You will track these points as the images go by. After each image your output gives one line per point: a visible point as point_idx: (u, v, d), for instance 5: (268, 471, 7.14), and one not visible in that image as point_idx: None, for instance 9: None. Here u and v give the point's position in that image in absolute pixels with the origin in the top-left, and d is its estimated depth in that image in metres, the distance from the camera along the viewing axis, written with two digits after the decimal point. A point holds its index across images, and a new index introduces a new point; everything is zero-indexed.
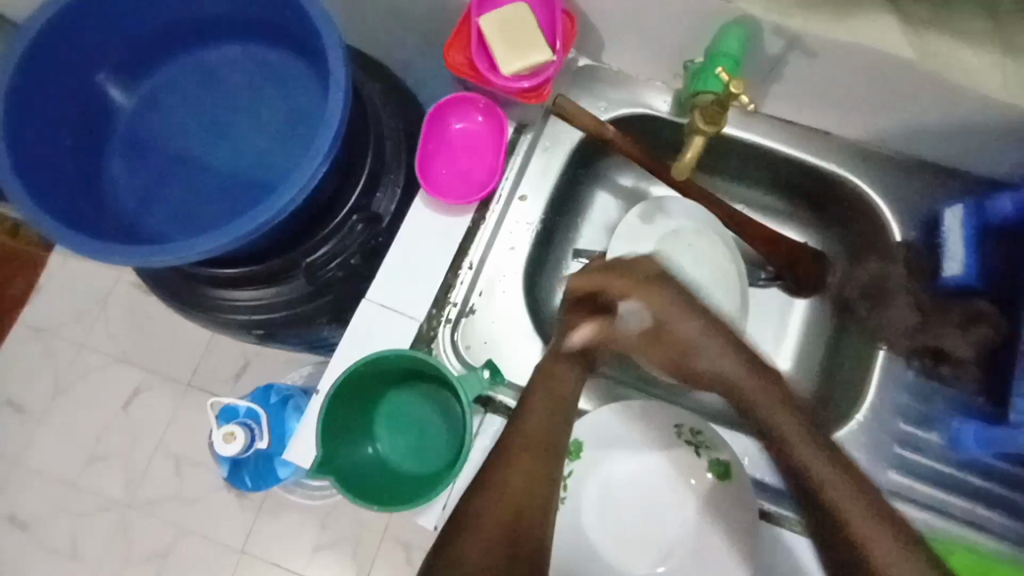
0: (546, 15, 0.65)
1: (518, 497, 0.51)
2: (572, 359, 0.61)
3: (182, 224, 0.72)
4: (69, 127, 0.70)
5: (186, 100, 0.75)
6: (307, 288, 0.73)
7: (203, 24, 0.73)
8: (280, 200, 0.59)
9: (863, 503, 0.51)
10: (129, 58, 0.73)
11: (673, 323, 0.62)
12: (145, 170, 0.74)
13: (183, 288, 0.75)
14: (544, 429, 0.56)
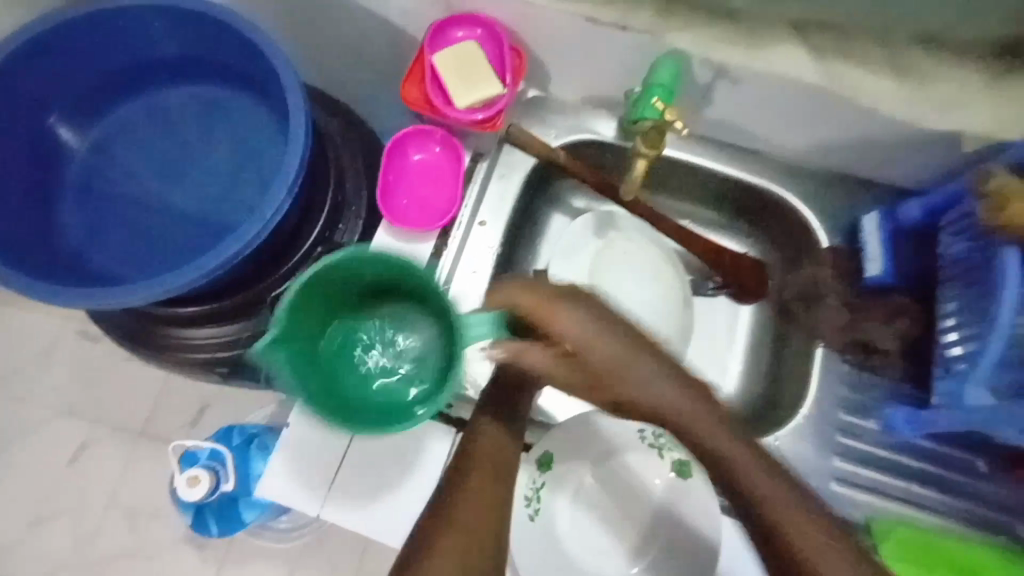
0: (494, 52, 0.68)
1: (475, 524, 0.51)
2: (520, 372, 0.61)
3: (137, 264, 0.71)
4: (17, 168, 0.69)
5: (138, 140, 0.75)
6: (273, 322, 0.73)
7: (162, 64, 0.74)
8: (245, 237, 0.60)
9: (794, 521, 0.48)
10: (80, 99, 0.72)
11: (589, 342, 0.53)
12: (96, 211, 0.73)
13: (139, 328, 0.74)
14: (497, 446, 0.57)
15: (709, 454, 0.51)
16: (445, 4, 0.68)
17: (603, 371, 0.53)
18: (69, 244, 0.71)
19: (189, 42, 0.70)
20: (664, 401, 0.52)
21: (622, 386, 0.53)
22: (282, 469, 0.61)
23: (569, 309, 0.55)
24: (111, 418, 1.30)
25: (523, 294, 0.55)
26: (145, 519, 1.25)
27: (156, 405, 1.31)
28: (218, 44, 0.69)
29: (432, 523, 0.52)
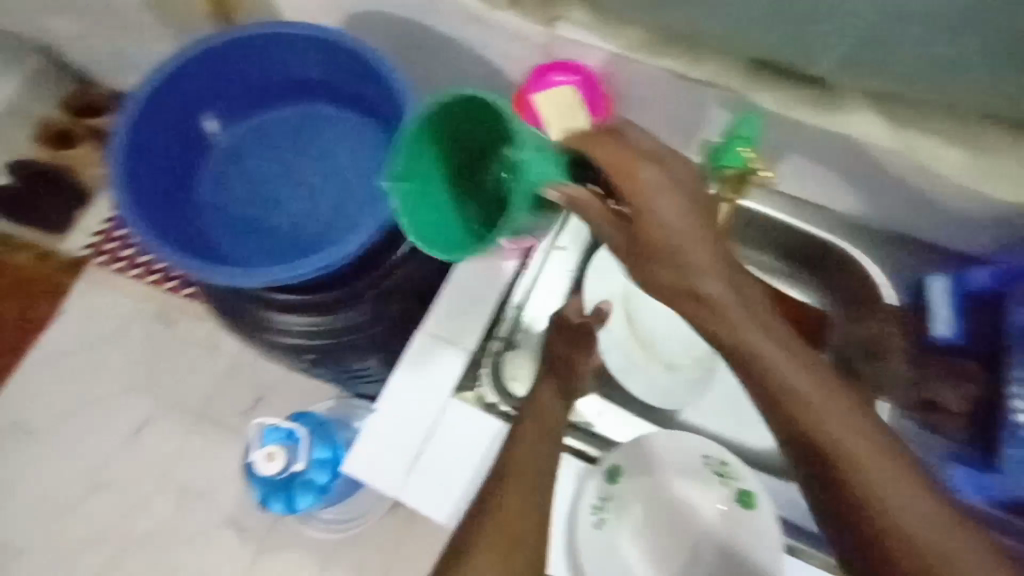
0: (587, 94, 0.73)
1: (517, 532, 0.57)
2: (553, 390, 0.66)
3: (253, 254, 0.81)
4: (170, 153, 0.80)
5: (268, 148, 0.86)
6: (363, 318, 0.81)
7: (301, 81, 0.84)
8: (358, 241, 0.68)
9: (851, 474, 0.46)
10: (229, 107, 0.84)
11: (653, 204, 0.51)
12: (224, 202, 0.84)
13: (237, 307, 0.81)
14: (535, 456, 0.61)
15: (782, 383, 0.48)
16: (548, 52, 0.77)
17: (709, 302, 0.49)
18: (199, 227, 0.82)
19: (325, 68, 0.80)
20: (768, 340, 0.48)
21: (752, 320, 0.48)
22: (363, 449, 0.67)
23: (667, 197, 0.51)
24: (177, 398, 1.40)
25: (607, 152, 0.53)
26: (195, 497, 1.34)
27: (217, 389, 1.40)
28: (350, 75, 0.79)
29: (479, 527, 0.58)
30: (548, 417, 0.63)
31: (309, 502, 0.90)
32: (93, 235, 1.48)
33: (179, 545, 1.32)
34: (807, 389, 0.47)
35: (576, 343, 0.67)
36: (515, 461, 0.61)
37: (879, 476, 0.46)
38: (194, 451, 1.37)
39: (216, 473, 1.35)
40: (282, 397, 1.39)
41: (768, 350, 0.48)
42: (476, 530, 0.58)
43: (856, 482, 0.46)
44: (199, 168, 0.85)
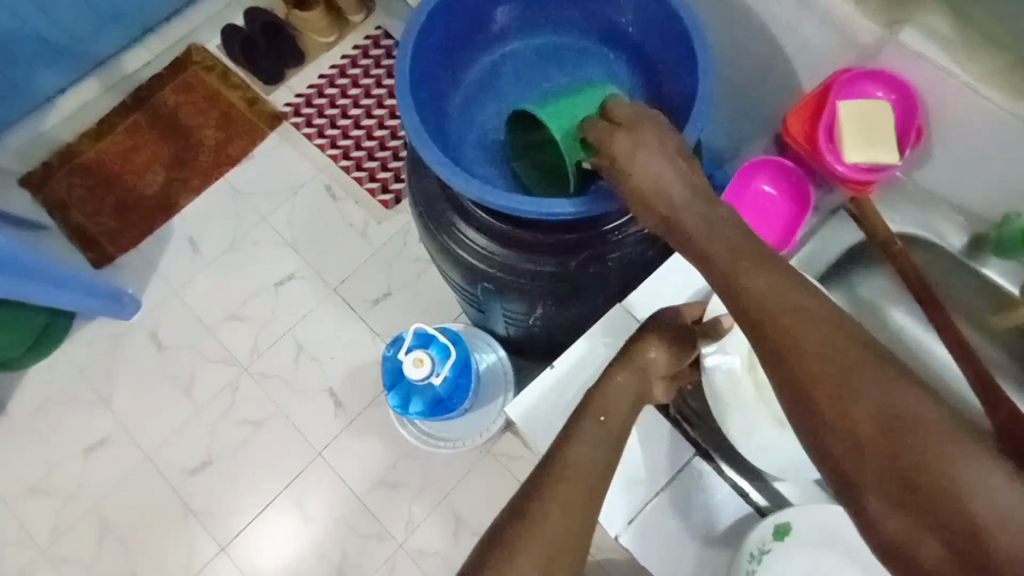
0: (902, 119, 0.69)
1: (558, 543, 0.53)
2: (622, 388, 0.63)
3: (480, 164, 0.85)
4: (454, 43, 0.83)
5: (535, 70, 0.88)
6: (553, 268, 0.82)
7: (596, 21, 0.85)
8: (600, 199, 0.70)
9: (914, 485, 0.39)
10: (525, 18, 0.86)
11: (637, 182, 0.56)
12: (475, 103, 0.87)
13: (436, 208, 0.84)
14: (591, 465, 0.57)
15: (830, 382, 0.42)
16: (864, 51, 0.69)
17: (763, 308, 0.46)
18: (446, 117, 0.86)
19: (641, 23, 0.81)
20: (828, 333, 0.44)
21: (760, 274, 0.47)
22: (522, 398, 0.72)
23: (652, 156, 0.56)
24: (322, 265, 1.50)
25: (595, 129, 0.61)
26: (309, 359, 1.44)
27: (357, 272, 1.48)
28: (658, 33, 0.79)
29: (519, 521, 0.53)
30: (611, 418, 0.61)
31: (416, 411, 0.96)
32: (297, 96, 1.59)
33: (283, 395, 1.43)
34: (836, 355, 0.43)
35: (668, 339, 0.66)
36: (574, 465, 0.57)
37: (959, 487, 0.38)
38: (317, 321, 1.47)
39: (329, 346, 1.45)
40: (410, 298, 1.46)
41: (834, 355, 0.43)
42: (519, 529, 0.53)
43: (925, 496, 0.39)
44: (466, 66, 0.87)
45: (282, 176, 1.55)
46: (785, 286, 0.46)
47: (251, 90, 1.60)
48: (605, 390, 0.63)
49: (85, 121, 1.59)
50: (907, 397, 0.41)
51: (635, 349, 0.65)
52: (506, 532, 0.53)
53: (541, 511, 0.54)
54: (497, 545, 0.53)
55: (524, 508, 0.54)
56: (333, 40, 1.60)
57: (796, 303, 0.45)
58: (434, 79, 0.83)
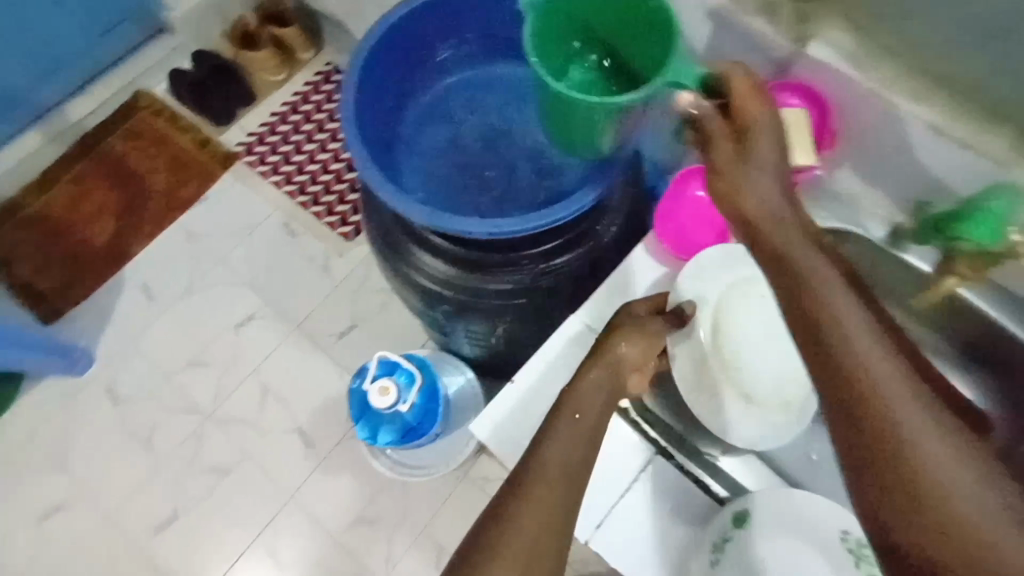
0: (819, 120, 0.73)
1: (537, 543, 0.54)
2: (597, 382, 0.63)
3: (432, 192, 0.86)
4: (395, 80, 0.86)
5: (478, 101, 0.91)
6: (512, 286, 0.84)
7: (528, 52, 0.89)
8: (550, 217, 0.73)
9: (967, 575, 0.38)
10: (465, 51, 0.90)
11: (754, 148, 0.55)
12: (423, 135, 0.90)
13: (391, 239, 0.86)
14: (568, 465, 0.58)
15: (891, 423, 0.41)
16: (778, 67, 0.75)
17: (827, 333, 0.45)
18: (393, 152, 0.88)
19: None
20: (888, 369, 0.42)
21: (828, 292, 0.46)
22: (487, 415, 0.73)
23: (771, 154, 0.55)
24: (283, 302, 1.48)
25: (741, 78, 0.57)
26: (276, 400, 1.41)
27: (321, 307, 1.47)
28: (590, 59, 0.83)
29: (494, 524, 0.55)
30: (585, 416, 0.61)
31: (386, 441, 0.95)
32: (249, 135, 1.59)
33: (250, 438, 1.39)
34: (896, 402, 0.41)
35: (639, 332, 0.66)
36: (550, 466, 0.57)
37: (1006, 557, 0.37)
38: (282, 358, 1.44)
39: (296, 383, 1.42)
40: (375, 328, 1.45)
41: (945, 486, 0.39)
42: (496, 530, 0.54)
43: (973, 560, 0.37)
44: (408, 101, 0.90)
45: (238, 216, 1.54)
46: (855, 316, 0.45)
47: (201, 131, 1.59)
48: (577, 389, 0.62)
49: (26, 174, 1.54)
50: (977, 465, 0.39)
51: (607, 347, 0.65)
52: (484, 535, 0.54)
53: (522, 511, 0.55)
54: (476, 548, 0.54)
55: (502, 509, 0.55)
56: (282, 79, 1.61)
57: (860, 331, 0.44)
58: (379, 116, 0.85)
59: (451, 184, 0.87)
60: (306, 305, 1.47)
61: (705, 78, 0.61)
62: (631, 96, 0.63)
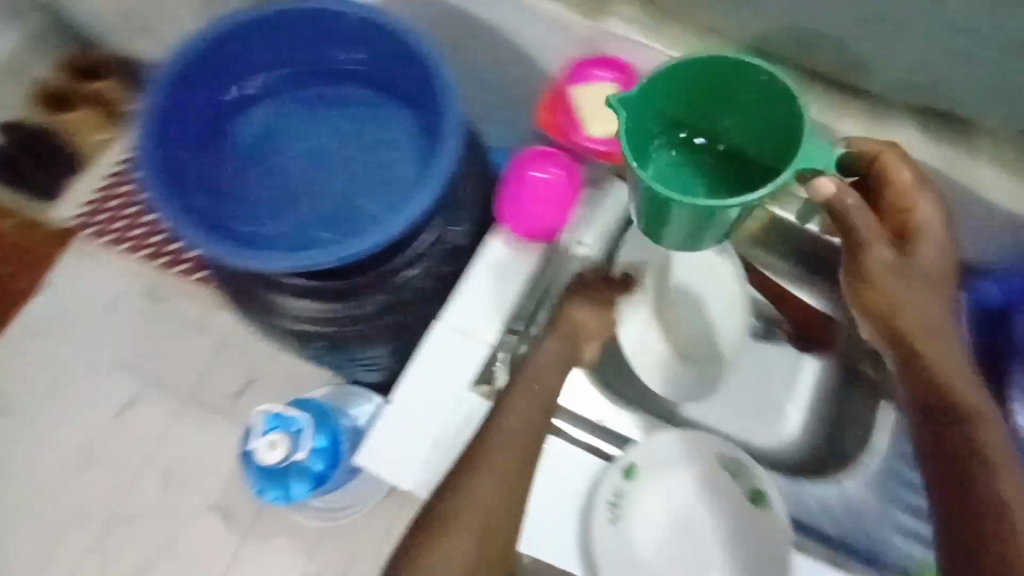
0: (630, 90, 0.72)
1: (486, 517, 0.67)
2: (553, 351, 0.76)
3: (279, 236, 0.82)
4: (199, 126, 0.80)
5: (293, 128, 0.86)
6: (381, 306, 0.78)
7: (335, 66, 0.84)
8: (387, 232, 0.66)
9: (961, 482, 0.59)
10: (260, 82, 0.84)
11: (894, 178, 0.61)
12: (247, 179, 0.84)
13: (244, 288, 0.80)
14: (517, 438, 0.70)
15: (936, 362, 0.60)
16: (586, 47, 0.74)
17: (880, 295, 0.60)
18: (218, 199, 0.82)
19: (367, 52, 0.80)
20: (925, 312, 0.60)
21: (922, 248, 0.60)
22: (370, 441, 0.67)
23: (927, 197, 0.61)
24: (167, 377, 1.35)
25: (897, 157, 0.61)
26: (182, 481, 1.30)
27: (211, 370, 1.36)
28: (386, 56, 0.79)
29: (447, 501, 0.68)
30: (542, 385, 0.74)
31: (303, 492, 0.91)
32: (83, 205, 1.41)
33: (162, 529, 1.27)
34: (940, 354, 0.61)
35: (594, 299, 0.78)
36: (501, 433, 0.70)
37: (994, 479, 0.58)
38: (178, 436, 1.32)
39: (200, 458, 1.31)
40: (272, 378, 1.34)
41: (942, 351, 0.61)
42: (455, 505, 0.67)
43: (965, 472, 0.58)
44: (222, 143, 0.84)
45: (91, 296, 1.38)
46: (918, 296, 0.59)
47: (25, 212, 1.40)
48: (534, 358, 0.75)
49: None
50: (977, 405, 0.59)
51: (569, 314, 0.77)
52: (442, 507, 0.68)
53: (471, 487, 0.68)
54: (437, 516, 0.68)
55: (455, 485, 0.68)
56: (109, 136, 1.43)
57: (908, 302, 0.59)
58: (191, 168, 0.79)
59: (288, 222, 0.83)
60: (193, 373, 1.36)
61: (842, 158, 0.61)
62: (762, 192, 0.51)
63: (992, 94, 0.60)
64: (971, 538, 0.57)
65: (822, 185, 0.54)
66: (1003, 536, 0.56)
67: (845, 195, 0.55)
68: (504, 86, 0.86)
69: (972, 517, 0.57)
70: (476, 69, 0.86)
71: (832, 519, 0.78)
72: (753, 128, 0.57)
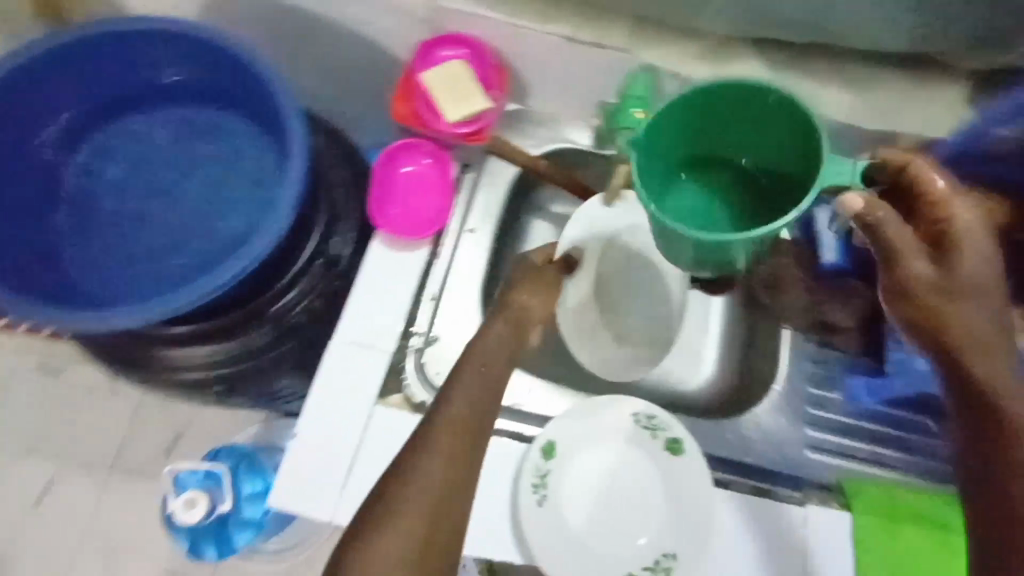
0: (479, 64, 0.70)
1: (423, 517, 0.50)
2: (498, 344, 0.59)
3: (131, 281, 0.74)
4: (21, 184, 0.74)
5: (127, 163, 0.78)
6: (272, 336, 0.73)
7: (164, 87, 0.77)
8: (247, 257, 0.61)
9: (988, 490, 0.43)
10: (84, 122, 0.77)
11: (949, 208, 0.49)
12: (89, 229, 0.76)
13: (119, 349, 0.73)
14: (465, 421, 0.55)
15: (969, 346, 0.45)
16: (431, 28, 0.71)
17: (901, 259, 0.47)
18: (62, 259, 0.74)
19: (183, 63, 0.73)
20: (974, 319, 0.45)
21: (960, 253, 0.47)
22: (284, 477, 0.62)
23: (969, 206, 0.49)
24: (82, 454, 1.24)
25: (926, 176, 0.50)
26: (123, 557, 1.20)
27: (130, 435, 1.25)
28: (207, 66, 0.73)
29: (379, 493, 0.52)
30: (492, 367, 0.58)
31: (247, 538, 0.90)
32: None
33: None
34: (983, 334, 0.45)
35: (536, 282, 0.64)
36: (448, 415, 0.55)
37: None
38: (109, 511, 1.21)
39: (140, 527, 1.21)
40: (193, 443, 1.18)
41: (976, 314, 0.45)
42: (388, 497, 0.51)
43: (1001, 471, 0.42)
44: (57, 197, 0.77)
45: None
46: (972, 309, 0.45)
47: None
48: (481, 344, 0.59)
49: None
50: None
51: (510, 300, 0.62)
52: (375, 504, 0.52)
53: (409, 479, 0.52)
54: (368, 516, 0.51)
55: (396, 467, 0.53)
56: None
57: (945, 295, 0.46)
58: (21, 232, 0.73)
59: (146, 267, 0.74)
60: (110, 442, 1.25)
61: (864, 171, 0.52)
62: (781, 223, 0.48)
63: (819, 18, 0.59)
64: (994, 535, 0.42)
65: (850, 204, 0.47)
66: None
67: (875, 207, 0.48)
68: (360, 79, 0.82)
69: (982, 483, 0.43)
70: (333, 67, 0.82)
71: (774, 456, 0.72)
72: (753, 136, 0.54)
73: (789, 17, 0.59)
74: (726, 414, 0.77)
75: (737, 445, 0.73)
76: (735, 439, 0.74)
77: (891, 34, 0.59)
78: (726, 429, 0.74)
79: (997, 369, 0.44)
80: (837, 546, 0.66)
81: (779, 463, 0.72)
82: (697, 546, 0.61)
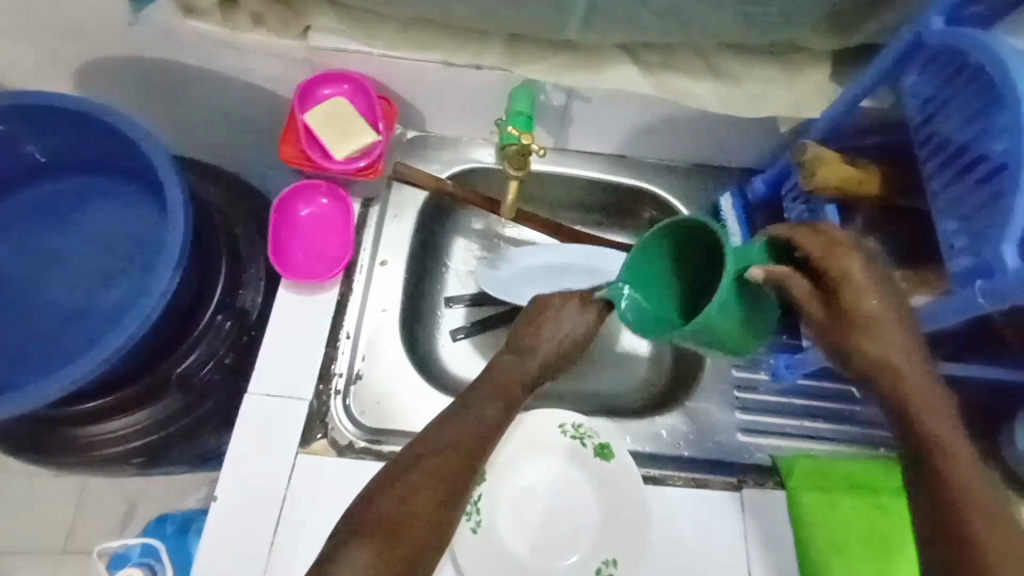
0: (364, 103, 0.71)
1: (410, 526, 0.52)
2: (512, 368, 0.64)
3: (23, 363, 0.70)
4: None
5: (10, 240, 0.76)
6: (185, 399, 0.72)
7: (45, 159, 0.76)
8: (138, 318, 0.60)
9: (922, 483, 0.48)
10: None
11: (846, 261, 0.50)
12: None
13: (30, 435, 0.70)
14: (474, 432, 0.58)
15: (882, 372, 0.49)
16: (311, 66, 0.71)
17: (807, 308, 0.51)
18: None
19: (58, 134, 0.73)
20: (883, 348, 0.49)
21: (852, 300, 0.50)
22: (206, 543, 0.60)
23: (859, 254, 0.51)
24: None
25: (807, 236, 0.52)
26: None
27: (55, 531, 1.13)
28: (84, 133, 0.72)
29: (369, 496, 0.54)
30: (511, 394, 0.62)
31: None
32: None
33: None
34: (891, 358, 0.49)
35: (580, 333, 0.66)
36: (462, 427, 0.58)
37: (972, 488, 0.46)
38: None
39: None
40: (130, 518, 1.04)
41: (881, 346, 0.49)
42: (377, 506, 0.53)
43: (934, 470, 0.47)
44: None
45: None
46: (886, 347, 0.49)
47: None
48: (499, 366, 0.64)
49: None
50: (940, 428, 0.48)
51: (545, 326, 0.66)
52: (373, 495, 0.54)
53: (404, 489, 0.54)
54: (358, 514, 0.53)
55: (390, 479, 0.55)
56: None
57: (858, 338, 0.50)
58: None
59: (42, 346, 0.71)
60: None
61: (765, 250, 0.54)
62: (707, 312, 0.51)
63: (677, 19, 0.61)
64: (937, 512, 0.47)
65: (752, 277, 0.51)
66: (976, 490, 0.46)
67: (788, 282, 0.51)
68: (254, 124, 0.82)
69: (930, 500, 0.47)
70: (224, 115, 0.81)
71: (708, 444, 0.72)
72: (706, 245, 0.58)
73: (648, 21, 0.62)
74: (661, 407, 0.77)
75: (673, 440, 0.72)
76: (669, 434, 0.72)
77: (747, 25, 0.61)
78: (658, 428, 0.73)
79: (912, 384, 0.49)
80: (775, 525, 0.66)
81: (715, 446, 0.72)
82: (634, 549, 0.60)
